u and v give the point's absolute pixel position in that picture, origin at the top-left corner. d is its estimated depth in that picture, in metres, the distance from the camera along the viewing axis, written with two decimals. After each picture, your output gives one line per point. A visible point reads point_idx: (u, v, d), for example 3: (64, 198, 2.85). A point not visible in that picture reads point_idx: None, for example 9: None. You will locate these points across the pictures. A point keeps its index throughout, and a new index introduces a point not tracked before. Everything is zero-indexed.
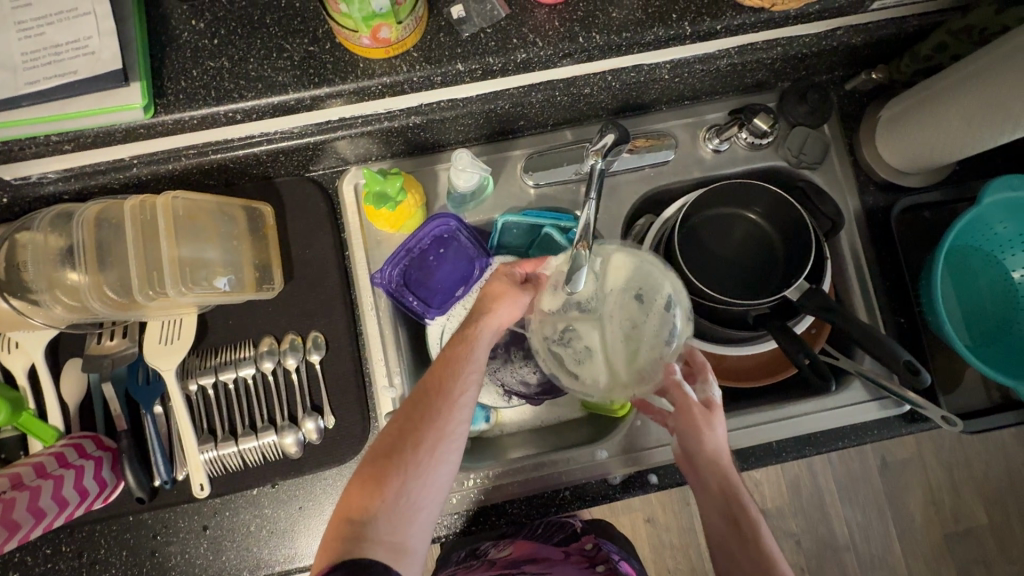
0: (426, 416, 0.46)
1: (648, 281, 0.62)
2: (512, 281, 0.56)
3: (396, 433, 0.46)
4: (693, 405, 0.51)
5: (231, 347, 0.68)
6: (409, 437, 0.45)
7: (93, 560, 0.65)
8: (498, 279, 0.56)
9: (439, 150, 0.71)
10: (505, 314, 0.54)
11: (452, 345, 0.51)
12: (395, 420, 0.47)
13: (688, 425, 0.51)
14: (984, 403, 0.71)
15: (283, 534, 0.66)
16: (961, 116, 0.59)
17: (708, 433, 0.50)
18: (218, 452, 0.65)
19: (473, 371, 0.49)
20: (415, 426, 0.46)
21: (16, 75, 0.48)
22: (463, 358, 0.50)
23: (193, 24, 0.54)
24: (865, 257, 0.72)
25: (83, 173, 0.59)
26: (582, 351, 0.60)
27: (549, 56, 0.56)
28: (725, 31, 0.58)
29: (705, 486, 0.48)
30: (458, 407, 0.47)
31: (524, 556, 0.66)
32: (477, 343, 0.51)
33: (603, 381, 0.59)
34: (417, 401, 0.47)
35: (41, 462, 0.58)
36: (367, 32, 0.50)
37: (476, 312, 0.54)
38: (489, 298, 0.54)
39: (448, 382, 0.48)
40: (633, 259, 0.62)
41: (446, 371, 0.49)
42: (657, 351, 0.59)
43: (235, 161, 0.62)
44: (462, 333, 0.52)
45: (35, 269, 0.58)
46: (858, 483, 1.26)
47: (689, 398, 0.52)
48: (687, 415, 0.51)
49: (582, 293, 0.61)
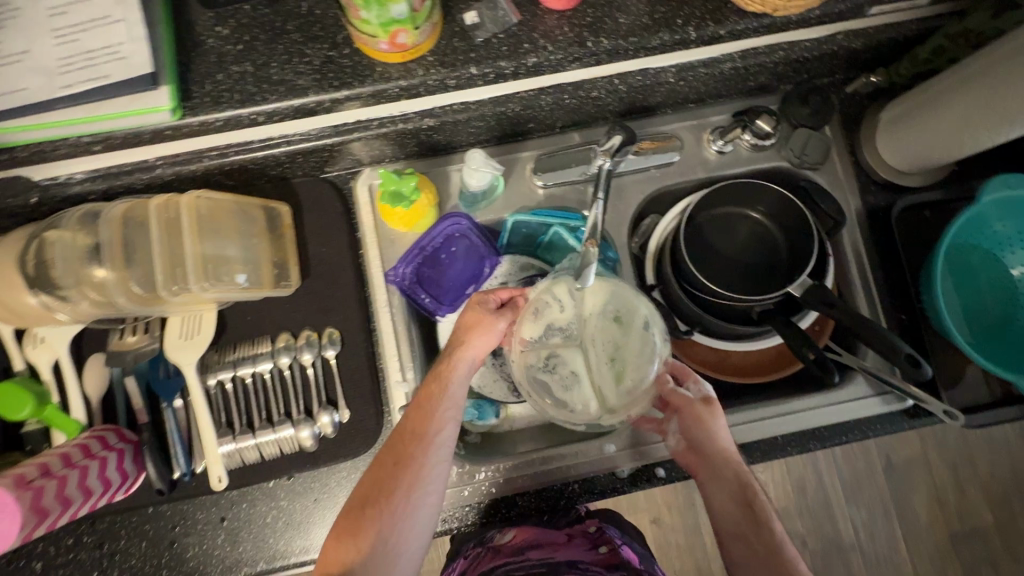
0: (401, 463, 0.50)
1: (624, 304, 0.63)
2: (484, 312, 0.58)
3: (376, 478, 0.50)
4: (694, 400, 0.54)
5: (249, 342, 0.70)
6: (386, 482, 0.49)
7: (113, 551, 0.67)
8: (469, 310, 0.58)
9: (450, 152, 0.73)
10: (478, 348, 0.56)
11: (429, 385, 0.54)
12: (374, 464, 0.51)
13: (694, 420, 0.53)
14: (985, 399, 0.72)
15: (299, 525, 0.68)
16: (957, 117, 0.61)
17: (715, 424, 0.53)
18: (236, 445, 0.67)
19: (447, 411, 0.52)
20: (391, 475, 0.49)
21: (52, 79, 0.51)
22: (438, 397, 0.53)
23: (218, 30, 0.56)
24: (867, 255, 0.74)
25: (110, 174, 0.60)
26: (568, 376, 0.61)
27: (559, 60, 0.58)
28: (728, 35, 0.60)
29: (719, 477, 0.50)
30: (432, 450, 0.50)
31: (528, 541, 0.70)
32: (451, 382, 0.54)
33: (591, 404, 0.61)
34: (394, 445, 0.51)
35: (67, 453, 0.59)
36: (386, 37, 0.52)
37: (449, 348, 0.56)
38: (462, 332, 0.57)
39: (421, 425, 0.51)
40: (607, 284, 0.63)
41: (421, 414, 0.52)
42: (640, 372, 0.60)
43: (255, 161, 0.64)
44: (437, 371, 0.55)
45: (63, 265, 0.60)
46: (862, 483, 1.27)
47: (689, 396, 0.55)
48: (691, 409, 0.54)
49: (561, 319, 0.62)
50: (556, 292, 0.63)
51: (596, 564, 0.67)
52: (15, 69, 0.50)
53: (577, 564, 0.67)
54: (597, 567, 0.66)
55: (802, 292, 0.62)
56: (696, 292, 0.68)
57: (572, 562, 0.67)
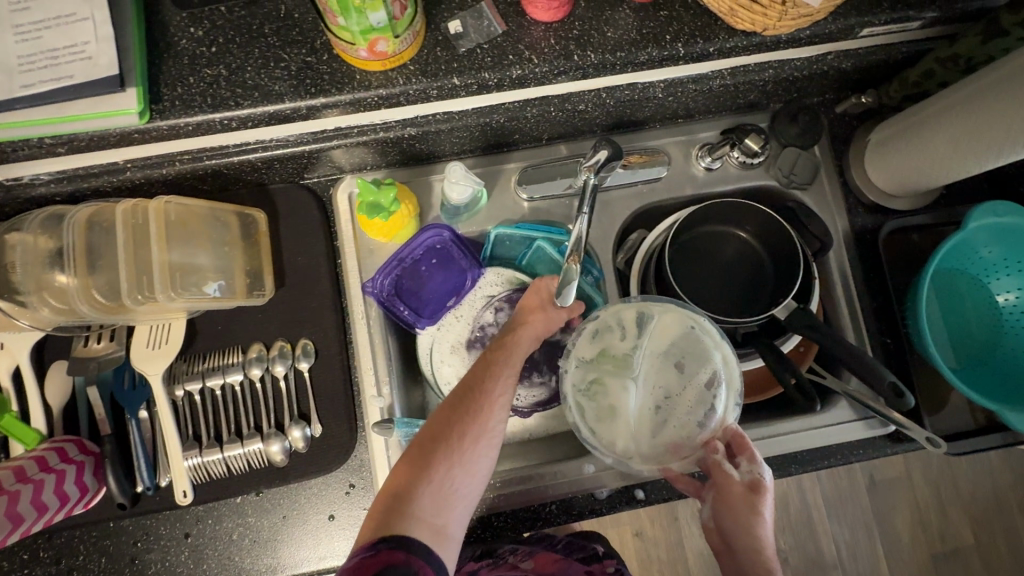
0: (470, 410, 0.50)
1: (695, 353, 0.60)
2: (544, 296, 0.60)
3: (442, 424, 0.50)
4: (733, 486, 0.49)
5: (220, 352, 0.68)
6: (453, 426, 0.49)
7: (70, 567, 0.64)
8: (533, 294, 0.60)
9: (434, 161, 0.71)
10: (541, 326, 0.58)
11: (497, 347, 0.55)
12: (441, 410, 0.51)
13: (725, 502, 0.48)
14: (968, 425, 0.72)
15: (266, 543, 0.66)
16: (946, 143, 0.60)
17: (753, 517, 0.47)
18: (202, 459, 0.65)
19: (512, 371, 0.54)
20: (459, 419, 0.50)
21: (12, 77, 0.48)
22: (504, 360, 0.54)
23: (192, 31, 0.54)
24: (853, 277, 0.73)
25: (76, 175, 0.58)
26: (605, 408, 0.59)
27: (544, 73, 0.57)
28: (717, 52, 0.59)
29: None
30: (499, 405, 0.51)
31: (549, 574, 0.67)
32: (517, 348, 0.55)
33: (619, 444, 0.58)
34: (464, 393, 0.51)
35: (21, 466, 0.57)
36: (365, 45, 0.50)
37: (512, 323, 0.58)
38: (527, 311, 0.59)
39: (489, 381, 0.52)
40: (684, 327, 0.61)
41: (488, 372, 0.53)
42: (688, 429, 0.58)
43: (230, 166, 0.62)
44: (503, 340, 0.56)
45: (23, 269, 0.57)
46: (846, 501, 1.27)
47: (732, 476, 0.50)
48: (726, 494, 0.49)
49: (619, 348, 0.61)
50: (620, 320, 0.62)
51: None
52: None
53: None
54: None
55: (789, 315, 0.61)
56: None
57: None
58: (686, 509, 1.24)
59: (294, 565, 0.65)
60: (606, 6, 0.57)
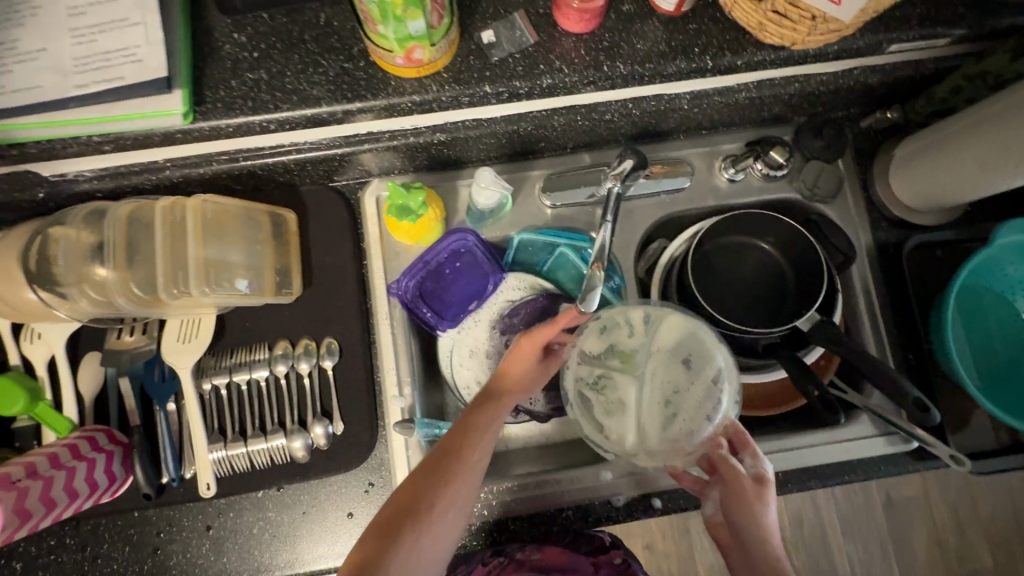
0: (444, 472, 0.50)
1: (701, 350, 0.60)
2: (532, 359, 0.59)
3: (415, 488, 0.49)
4: (743, 480, 0.48)
5: (247, 348, 0.69)
6: (426, 491, 0.49)
7: (95, 554, 0.66)
8: (519, 356, 0.59)
9: (461, 166, 0.73)
10: (524, 388, 0.59)
11: (477, 405, 0.56)
12: (415, 472, 0.51)
13: (733, 493, 0.48)
14: (991, 444, 0.71)
15: (285, 538, 0.67)
16: (973, 159, 0.60)
17: (763, 514, 0.46)
18: (227, 453, 0.66)
19: (491, 436, 0.54)
20: (433, 482, 0.50)
21: (66, 77, 0.51)
22: (485, 422, 0.54)
23: (236, 37, 0.56)
24: (876, 292, 0.73)
25: (117, 174, 0.60)
26: (613, 402, 0.59)
27: (574, 82, 0.58)
28: (745, 65, 0.60)
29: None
30: (473, 466, 0.51)
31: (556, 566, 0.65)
32: (497, 408, 0.56)
33: (627, 438, 0.58)
34: (440, 454, 0.52)
35: (54, 453, 0.57)
36: (402, 52, 0.52)
37: (495, 386, 0.58)
38: (511, 372, 0.58)
39: (467, 446, 0.52)
40: (690, 325, 0.61)
41: (467, 435, 0.53)
42: (696, 423, 0.56)
43: (265, 167, 0.64)
44: (484, 402, 0.56)
45: (65, 263, 0.60)
46: (862, 519, 1.25)
47: (738, 471, 0.49)
48: (737, 490, 0.48)
49: (626, 344, 0.61)
50: (628, 317, 0.62)
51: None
52: (30, 67, 0.51)
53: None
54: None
55: (811, 328, 0.60)
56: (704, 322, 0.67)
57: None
58: (698, 522, 1.23)
59: (313, 561, 0.66)
60: (636, 18, 0.58)
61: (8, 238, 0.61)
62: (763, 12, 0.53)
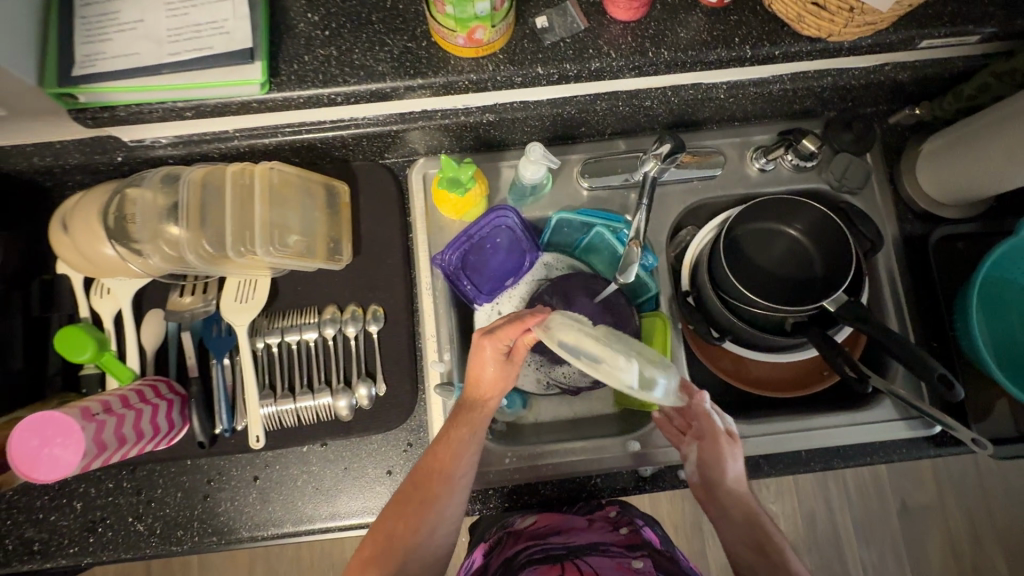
0: (425, 498, 0.55)
1: None
2: (498, 361, 0.57)
3: (400, 510, 0.55)
4: (720, 433, 0.60)
5: (298, 312, 0.73)
6: (407, 516, 0.55)
7: (149, 498, 0.70)
8: (486, 364, 0.58)
9: (504, 149, 0.77)
10: (499, 392, 0.59)
11: (456, 425, 0.59)
12: (398, 498, 0.57)
13: (714, 453, 0.59)
14: (1012, 432, 0.72)
15: (327, 492, 0.70)
16: (997, 151, 0.63)
17: (732, 458, 0.59)
18: (276, 408, 0.70)
19: (474, 452, 0.58)
20: (415, 507, 0.55)
21: (161, 46, 0.56)
22: (466, 438, 0.58)
23: (309, 17, 0.61)
24: (901, 281, 0.75)
25: (191, 141, 0.66)
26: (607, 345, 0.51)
27: (620, 67, 0.62)
28: (782, 56, 0.63)
29: (733, 517, 0.56)
30: (454, 490, 0.56)
31: (550, 526, 0.66)
32: (475, 428, 0.58)
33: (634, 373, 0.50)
34: (421, 479, 0.56)
35: (124, 394, 0.62)
36: (463, 33, 0.56)
37: (474, 400, 0.60)
38: (484, 382, 0.59)
39: (450, 466, 0.57)
40: None
41: (450, 452, 0.57)
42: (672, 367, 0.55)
43: (325, 141, 0.69)
44: (466, 417, 0.59)
45: (142, 221, 0.64)
46: (876, 523, 1.25)
47: (716, 426, 0.60)
48: (714, 442, 0.60)
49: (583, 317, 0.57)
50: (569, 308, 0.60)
51: (618, 544, 0.63)
52: (129, 36, 0.56)
53: (599, 545, 0.62)
54: (620, 548, 0.62)
55: (838, 307, 0.62)
56: (732, 300, 0.68)
57: (594, 544, 0.62)
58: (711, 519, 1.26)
59: (352, 515, 0.69)
60: (680, 10, 0.62)
61: (89, 197, 0.66)
62: (803, 4, 0.57)
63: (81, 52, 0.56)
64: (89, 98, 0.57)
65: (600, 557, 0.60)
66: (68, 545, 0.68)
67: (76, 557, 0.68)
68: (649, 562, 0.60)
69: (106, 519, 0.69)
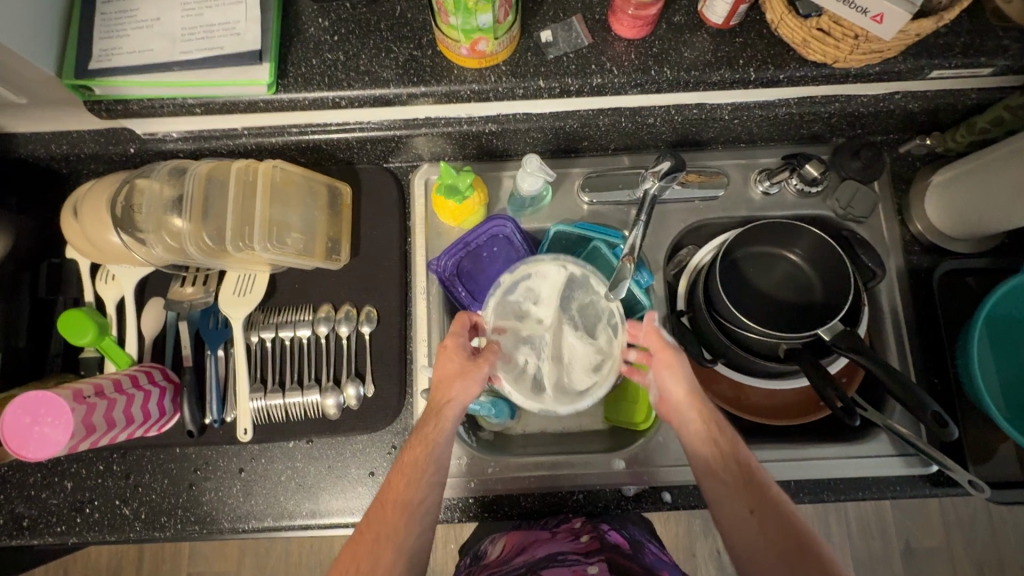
0: (388, 521, 0.53)
1: (589, 377, 0.67)
2: (460, 356, 0.62)
3: (355, 550, 0.53)
4: (667, 346, 0.62)
5: (294, 308, 0.74)
6: (365, 556, 0.52)
7: (137, 483, 0.71)
8: (449, 361, 0.61)
9: (506, 159, 0.78)
10: (459, 396, 0.60)
11: (412, 445, 0.58)
12: (358, 531, 0.54)
13: (669, 365, 0.61)
14: (1015, 476, 0.70)
15: (309, 489, 0.70)
16: (1005, 189, 0.62)
17: (681, 366, 0.61)
18: (266, 402, 0.71)
19: (433, 470, 0.56)
20: (377, 533, 0.53)
21: (174, 45, 0.58)
22: (423, 457, 0.56)
23: (320, 22, 0.62)
24: (903, 313, 0.74)
25: (201, 137, 0.69)
26: (528, 289, 0.70)
27: (622, 84, 0.62)
28: (787, 80, 0.62)
29: (689, 422, 0.59)
30: (413, 512, 0.54)
31: (513, 546, 0.69)
32: (434, 442, 0.57)
33: (553, 285, 0.69)
34: (384, 501, 0.55)
35: (118, 379, 0.63)
36: (467, 43, 0.57)
37: (434, 409, 0.60)
38: (445, 384, 0.61)
39: (408, 490, 0.55)
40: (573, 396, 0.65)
41: (405, 479, 0.56)
42: (594, 307, 0.69)
43: (330, 142, 0.71)
44: (424, 431, 0.58)
45: (148, 211, 0.66)
46: (878, 564, 1.21)
47: (664, 341, 0.62)
48: (665, 355, 0.62)
49: (526, 352, 0.68)
50: (520, 374, 0.67)
51: (576, 552, 0.65)
52: (146, 33, 0.59)
53: (558, 555, 0.64)
54: (578, 555, 0.64)
55: (832, 336, 0.60)
56: (725, 321, 0.67)
57: (553, 554, 0.64)
58: (705, 546, 1.24)
59: (332, 513, 0.70)
60: (685, 30, 0.62)
61: (100, 185, 0.68)
62: (808, 29, 0.56)
63: (98, 47, 0.58)
64: (104, 91, 0.59)
65: (557, 567, 0.62)
66: (56, 524, 0.69)
67: (63, 536, 0.69)
68: (604, 568, 0.63)
69: (93, 501, 0.70)
